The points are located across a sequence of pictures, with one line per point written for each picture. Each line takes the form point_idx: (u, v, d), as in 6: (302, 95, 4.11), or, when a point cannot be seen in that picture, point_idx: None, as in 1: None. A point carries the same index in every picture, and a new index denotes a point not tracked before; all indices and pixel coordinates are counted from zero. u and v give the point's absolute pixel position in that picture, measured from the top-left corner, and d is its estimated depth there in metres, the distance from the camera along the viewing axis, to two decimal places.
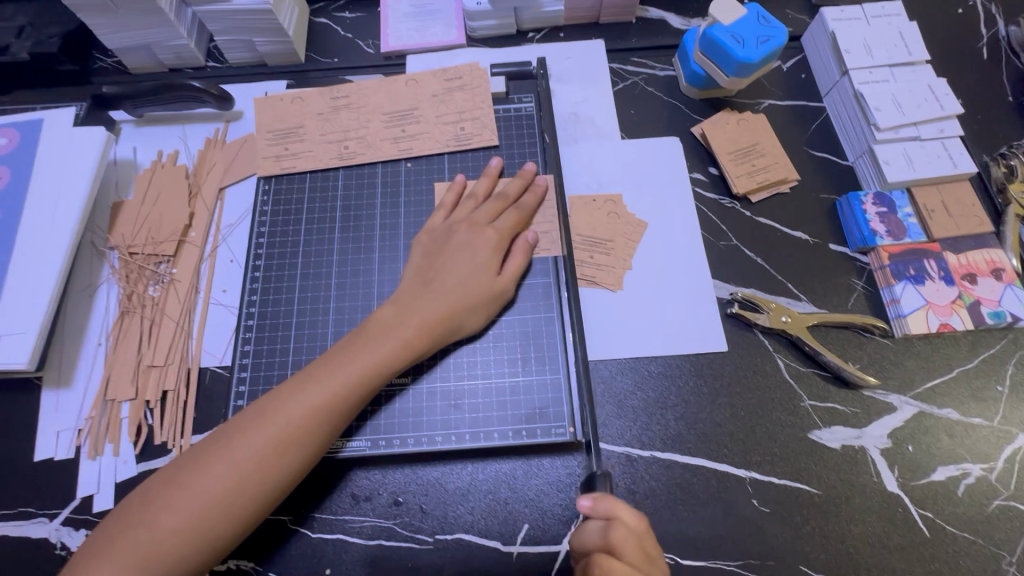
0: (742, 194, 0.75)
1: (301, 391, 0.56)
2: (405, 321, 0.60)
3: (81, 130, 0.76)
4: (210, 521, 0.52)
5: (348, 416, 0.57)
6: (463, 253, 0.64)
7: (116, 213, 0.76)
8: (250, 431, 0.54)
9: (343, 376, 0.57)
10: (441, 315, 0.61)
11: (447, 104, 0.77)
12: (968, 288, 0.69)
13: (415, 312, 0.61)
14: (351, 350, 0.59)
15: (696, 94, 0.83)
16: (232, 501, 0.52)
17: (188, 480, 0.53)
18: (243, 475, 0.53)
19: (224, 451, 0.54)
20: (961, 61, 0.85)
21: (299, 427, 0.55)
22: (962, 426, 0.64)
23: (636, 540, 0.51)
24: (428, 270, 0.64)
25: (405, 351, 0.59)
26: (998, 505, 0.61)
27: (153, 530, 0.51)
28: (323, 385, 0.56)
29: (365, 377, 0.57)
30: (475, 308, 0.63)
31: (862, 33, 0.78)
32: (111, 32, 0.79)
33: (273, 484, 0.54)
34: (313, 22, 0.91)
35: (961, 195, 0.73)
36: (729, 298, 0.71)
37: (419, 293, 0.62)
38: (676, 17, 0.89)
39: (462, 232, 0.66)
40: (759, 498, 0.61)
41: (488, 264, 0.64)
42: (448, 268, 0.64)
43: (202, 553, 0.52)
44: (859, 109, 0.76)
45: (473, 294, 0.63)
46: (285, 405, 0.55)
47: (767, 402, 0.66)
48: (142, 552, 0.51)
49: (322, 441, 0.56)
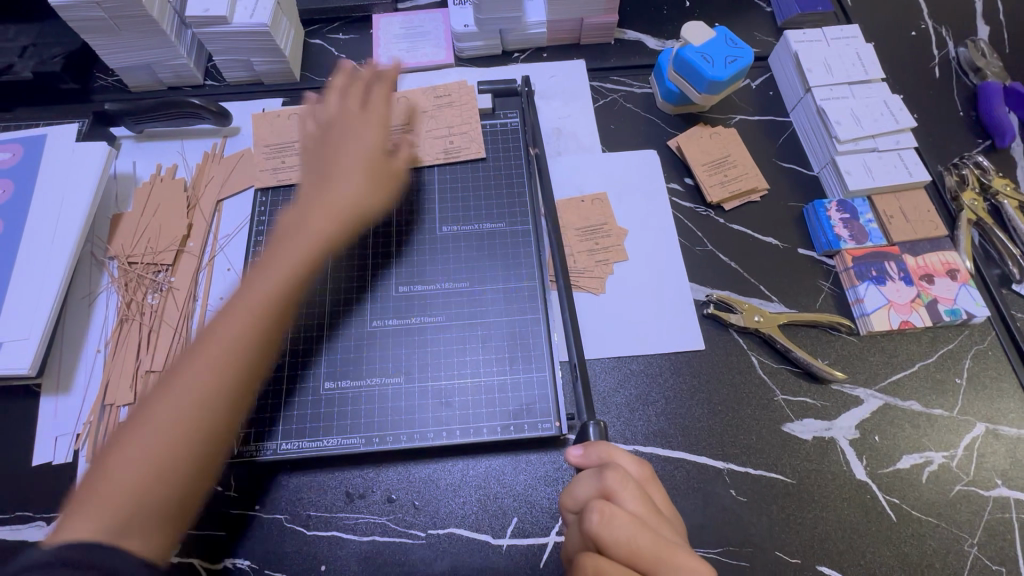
0: (716, 203, 0.80)
1: (232, 318, 0.55)
2: (315, 207, 0.63)
3: (84, 145, 0.79)
4: (171, 461, 0.50)
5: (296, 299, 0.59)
6: (357, 139, 0.68)
7: (116, 224, 0.79)
8: (194, 365, 0.53)
9: (277, 274, 0.58)
10: (349, 206, 0.64)
11: (437, 120, 0.81)
12: (927, 287, 0.73)
13: (323, 197, 0.64)
14: (279, 250, 0.60)
15: (671, 110, 0.88)
16: (192, 434, 0.51)
17: (135, 427, 0.50)
18: (198, 406, 0.51)
19: (171, 388, 0.52)
20: (916, 80, 0.91)
21: (243, 336, 0.55)
22: (925, 417, 0.68)
23: (635, 485, 0.48)
24: (337, 168, 0.66)
25: (326, 241, 0.62)
26: (960, 490, 0.65)
27: (108, 488, 0.47)
28: (257, 288, 0.57)
29: (300, 256, 0.60)
30: (373, 191, 0.66)
31: (823, 54, 0.85)
32: (114, 52, 0.83)
33: (229, 411, 0.53)
34: (308, 44, 0.95)
35: (918, 202, 0.78)
36: (705, 300, 0.75)
37: (320, 183, 0.65)
38: (652, 39, 0.95)
39: (340, 123, 0.69)
40: (736, 488, 0.64)
41: (374, 143, 0.68)
42: (334, 160, 0.67)
43: (172, 497, 0.49)
44: (822, 123, 0.81)
45: (370, 176, 0.67)
46: (217, 332, 0.55)
47: (742, 398, 0.69)
48: (100, 515, 0.46)
49: (273, 326, 0.57)
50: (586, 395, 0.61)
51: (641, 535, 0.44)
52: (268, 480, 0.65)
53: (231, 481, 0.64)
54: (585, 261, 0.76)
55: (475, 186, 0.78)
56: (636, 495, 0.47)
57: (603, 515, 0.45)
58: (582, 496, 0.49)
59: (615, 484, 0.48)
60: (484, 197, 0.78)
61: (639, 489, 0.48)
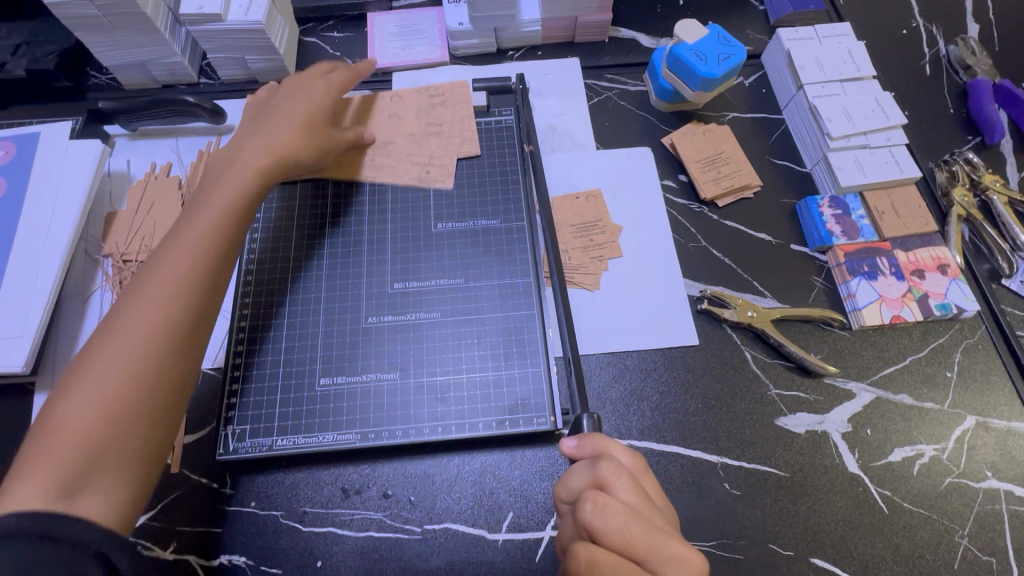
0: (709, 199, 0.81)
1: (168, 256, 0.56)
2: (249, 152, 0.67)
3: (77, 143, 0.79)
4: (123, 399, 0.49)
5: (238, 233, 0.61)
6: (302, 95, 0.73)
7: (110, 222, 0.78)
8: (137, 302, 0.53)
9: (214, 211, 0.60)
10: (279, 148, 0.68)
11: (420, 142, 0.80)
12: (918, 282, 0.74)
13: (258, 142, 0.67)
14: (211, 195, 0.62)
15: (665, 107, 0.88)
16: (143, 369, 0.50)
17: (82, 370, 0.49)
18: (144, 332, 0.51)
19: (115, 329, 0.51)
20: (907, 77, 0.92)
21: (184, 269, 0.55)
22: (916, 410, 0.69)
23: (629, 476, 0.49)
24: (275, 120, 0.70)
25: (258, 178, 0.65)
26: (950, 483, 0.65)
27: (60, 434, 0.47)
28: (195, 227, 0.58)
29: (234, 193, 0.62)
30: (303, 137, 0.70)
31: (815, 52, 0.85)
32: (108, 49, 0.82)
33: (178, 334, 0.53)
34: (303, 42, 0.95)
35: (908, 198, 0.79)
36: (699, 295, 0.75)
37: (256, 134, 0.69)
38: (646, 37, 0.95)
39: (278, 89, 0.74)
40: (730, 481, 0.65)
41: (316, 101, 0.73)
42: (272, 117, 0.70)
43: (132, 437, 0.49)
44: (813, 120, 0.82)
45: (303, 125, 0.70)
46: (153, 272, 0.55)
47: (736, 393, 0.70)
48: (55, 461, 0.46)
49: (220, 254, 0.58)
50: (580, 389, 0.62)
51: (632, 524, 0.45)
52: (264, 477, 0.65)
53: (226, 479, 0.65)
54: (579, 257, 0.77)
55: (469, 183, 0.79)
56: (630, 486, 0.48)
57: (596, 504, 0.45)
58: (576, 486, 0.50)
59: (608, 475, 0.48)
60: (478, 194, 0.78)
61: (633, 480, 0.48)
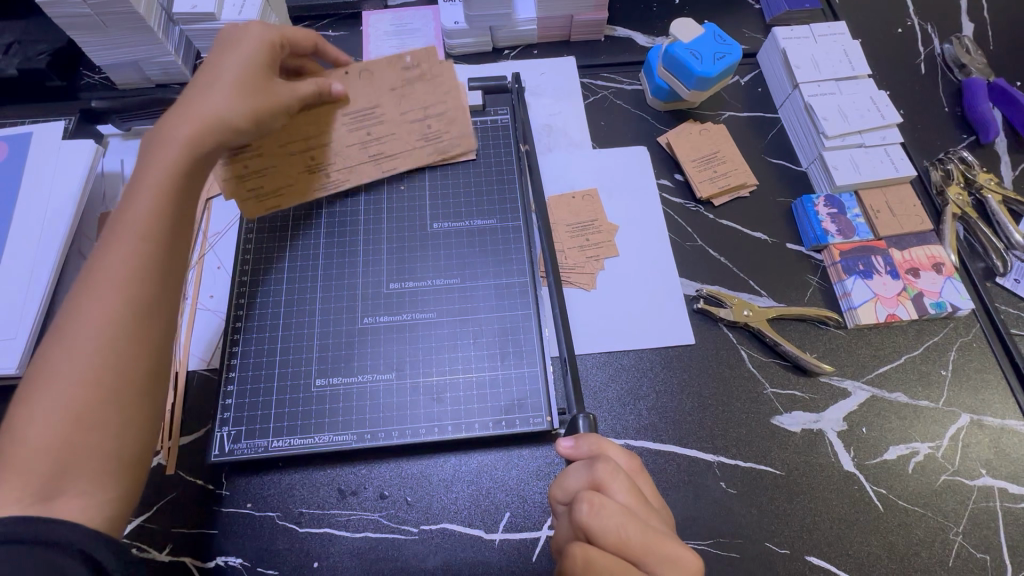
0: (705, 198, 0.81)
1: (111, 249, 0.51)
2: (177, 127, 0.58)
3: (70, 143, 0.78)
4: (87, 402, 0.46)
5: (182, 215, 0.55)
6: (237, 52, 0.62)
7: (104, 223, 0.78)
8: (87, 301, 0.49)
9: (152, 194, 0.54)
10: (213, 115, 0.58)
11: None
12: (913, 281, 0.74)
13: (186, 111, 0.58)
14: (143, 175, 0.55)
15: (661, 106, 0.88)
16: (102, 369, 0.47)
17: (41, 377, 0.46)
18: (96, 329, 0.48)
19: (69, 331, 0.48)
20: (902, 76, 0.93)
21: (130, 260, 0.51)
22: (911, 408, 0.69)
23: (625, 476, 0.49)
24: (208, 84, 0.60)
25: (192, 152, 0.57)
26: (945, 480, 0.66)
27: (24, 444, 0.44)
28: (132, 216, 0.53)
29: (168, 170, 0.55)
30: (242, 100, 0.60)
31: (810, 50, 0.86)
32: (100, 49, 0.82)
33: (128, 326, 0.49)
34: None
35: (904, 196, 0.79)
36: (695, 294, 0.75)
37: (187, 102, 0.59)
38: (642, 36, 0.95)
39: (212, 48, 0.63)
40: (726, 480, 0.65)
41: (254, 56, 0.62)
42: (203, 82, 0.60)
43: (104, 437, 0.46)
44: (809, 119, 0.82)
45: (238, 89, 0.60)
46: (98, 267, 0.50)
47: (732, 392, 0.70)
48: (26, 470, 0.43)
49: (164, 239, 0.53)
50: (575, 389, 0.62)
51: (629, 524, 0.44)
52: (260, 478, 0.65)
53: (222, 481, 0.65)
54: (576, 257, 0.77)
55: (465, 182, 0.78)
56: (626, 486, 0.48)
57: (592, 505, 0.45)
58: (572, 487, 0.50)
59: (604, 475, 0.48)
60: (474, 194, 0.78)
61: (630, 480, 0.48)
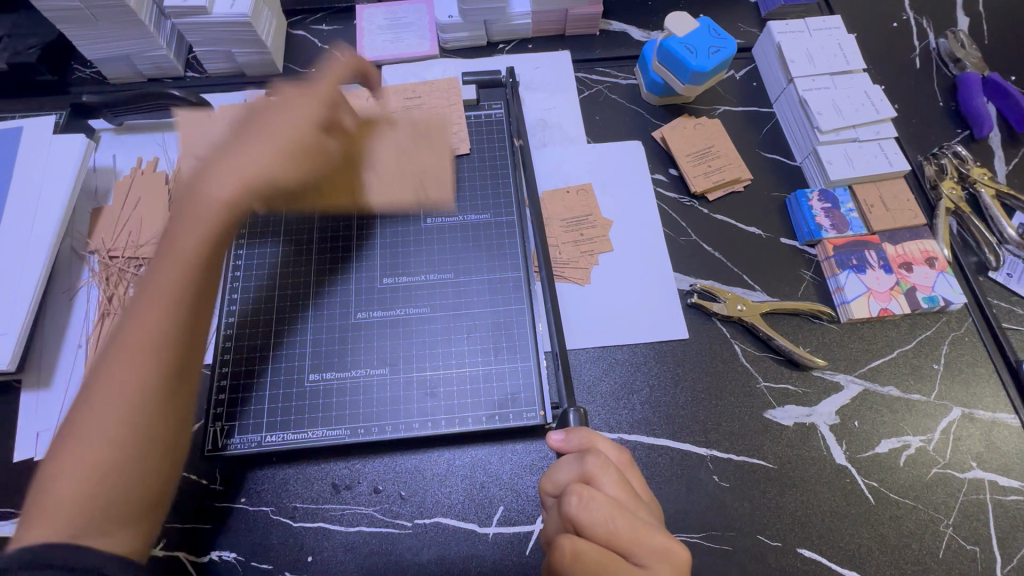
0: (699, 193, 0.81)
1: (150, 301, 0.50)
2: (218, 172, 0.56)
3: (61, 138, 0.77)
4: (121, 453, 0.46)
5: (214, 272, 0.54)
6: (290, 110, 0.61)
7: (96, 218, 0.78)
8: (118, 353, 0.48)
9: (189, 248, 0.53)
10: (262, 169, 0.57)
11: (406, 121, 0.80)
12: (905, 275, 0.75)
13: (229, 165, 0.56)
14: (179, 228, 0.54)
15: (656, 101, 0.88)
16: (131, 421, 0.46)
17: (73, 428, 0.46)
18: (132, 383, 0.47)
19: (103, 383, 0.47)
20: (897, 70, 0.93)
21: (163, 315, 0.50)
22: (903, 402, 0.70)
23: (614, 469, 0.49)
24: (254, 137, 0.59)
25: (229, 207, 0.55)
26: (936, 473, 0.66)
27: (53, 495, 0.43)
28: (166, 269, 0.52)
29: (207, 227, 0.54)
30: (298, 159, 0.59)
31: (805, 44, 0.85)
32: (91, 42, 0.81)
33: (166, 379, 0.48)
34: (291, 35, 0.94)
35: (897, 191, 0.80)
36: (689, 289, 0.76)
37: (227, 152, 0.58)
38: (637, 30, 0.95)
39: (279, 103, 0.62)
40: (719, 473, 0.65)
41: (305, 121, 0.61)
42: (251, 135, 0.59)
43: (132, 488, 0.46)
44: (804, 113, 0.82)
45: (294, 146, 0.59)
46: (136, 319, 0.50)
47: (726, 386, 0.70)
48: (58, 515, 0.43)
49: (200, 300, 0.53)
50: (566, 384, 0.63)
51: (617, 517, 0.45)
52: (254, 472, 0.65)
53: (215, 476, 0.65)
54: (570, 253, 0.77)
55: (459, 177, 0.78)
56: (615, 479, 0.48)
57: (581, 498, 0.45)
58: (562, 480, 0.50)
59: (594, 468, 0.48)
60: (468, 189, 0.77)
61: (619, 474, 0.48)
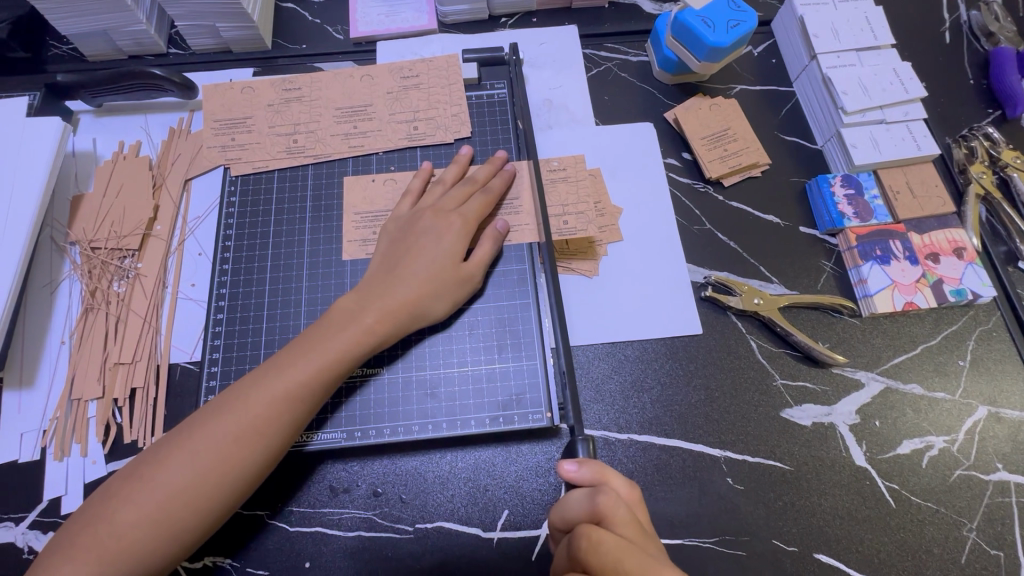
0: (715, 178, 0.76)
1: (258, 384, 0.54)
2: (372, 303, 0.59)
3: (35, 121, 0.73)
4: (176, 516, 0.50)
5: (325, 391, 0.56)
6: (437, 237, 0.63)
7: (76, 207, 0.73)
8: (212, 421, 0.53)
9: (313, 361, 0.55)
10: (405, 300, 0.60)
11: (403, 102, 0.74)
12: (932, 267, 0.71)
13: (381, 297, 0.59)
14: (318, 334, 0.57)
15: (669, 79, 0.83)
16: (195, 495, 0.51)
17: (149, 475, 0.51)
18: (209, 463, 0.51)
19: (185, 443, 0.52)
20: (926, 45, 0.87)
21: (263, 414, 0.53)
22: (926, 401, 0.66)
23: (626, 507, 0.47)
24: (409, 268, 0.61)
25: (368, 338, 0.58)
26: (960, 475, 0.63)
27: (113, 524, 0.49)
28: (284, 372, 0.55)
29: (336, 354, 0.56)
30: (441, 292, 0.61)
31: (830, 17, 0.80)
32: (63, 17, 0.75)
33: (241, 474, 0.52)
34: (280, 8, 0.88)
35: (925, 176, 0.75)
36: (703, 282, 0.72)
37: (386, 280, 0.61)
38: (649, 2, 0.89)
39: (427, 218, 0.64)
40: (733, 476, 0.63)
41: (454, 249, 0.63)
42: (415, 252, 0.62)
43: (168, 547, 0.50)
44: (827, 93, 0.77)
45: (439, 280, 0.61)
46: (242, 397, 0.54)
47: (741, 384, 0.67)
48: (103, 548, 0.49)
49: (304, 414, 0.55)
50: (574, 403, 0.55)
51: (628, 559, 0.42)
52: None
53: None
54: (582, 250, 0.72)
55: None
56: (626, 519, 0.46)
57: (590, 541, 0.44)
58: (574, 517, 0.48)
59: (605, 508, 0.46)
60: None
61: (631, 515, 0.46)
